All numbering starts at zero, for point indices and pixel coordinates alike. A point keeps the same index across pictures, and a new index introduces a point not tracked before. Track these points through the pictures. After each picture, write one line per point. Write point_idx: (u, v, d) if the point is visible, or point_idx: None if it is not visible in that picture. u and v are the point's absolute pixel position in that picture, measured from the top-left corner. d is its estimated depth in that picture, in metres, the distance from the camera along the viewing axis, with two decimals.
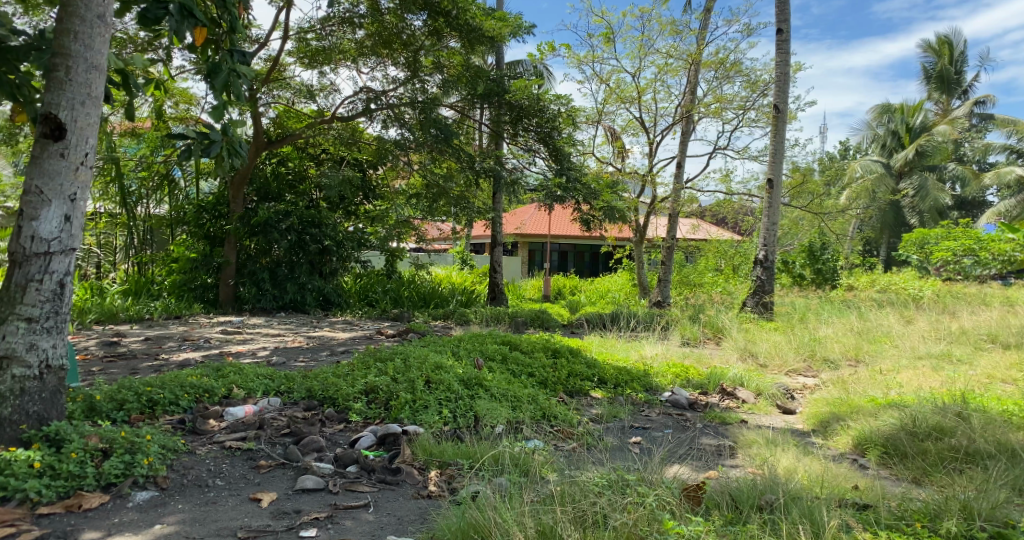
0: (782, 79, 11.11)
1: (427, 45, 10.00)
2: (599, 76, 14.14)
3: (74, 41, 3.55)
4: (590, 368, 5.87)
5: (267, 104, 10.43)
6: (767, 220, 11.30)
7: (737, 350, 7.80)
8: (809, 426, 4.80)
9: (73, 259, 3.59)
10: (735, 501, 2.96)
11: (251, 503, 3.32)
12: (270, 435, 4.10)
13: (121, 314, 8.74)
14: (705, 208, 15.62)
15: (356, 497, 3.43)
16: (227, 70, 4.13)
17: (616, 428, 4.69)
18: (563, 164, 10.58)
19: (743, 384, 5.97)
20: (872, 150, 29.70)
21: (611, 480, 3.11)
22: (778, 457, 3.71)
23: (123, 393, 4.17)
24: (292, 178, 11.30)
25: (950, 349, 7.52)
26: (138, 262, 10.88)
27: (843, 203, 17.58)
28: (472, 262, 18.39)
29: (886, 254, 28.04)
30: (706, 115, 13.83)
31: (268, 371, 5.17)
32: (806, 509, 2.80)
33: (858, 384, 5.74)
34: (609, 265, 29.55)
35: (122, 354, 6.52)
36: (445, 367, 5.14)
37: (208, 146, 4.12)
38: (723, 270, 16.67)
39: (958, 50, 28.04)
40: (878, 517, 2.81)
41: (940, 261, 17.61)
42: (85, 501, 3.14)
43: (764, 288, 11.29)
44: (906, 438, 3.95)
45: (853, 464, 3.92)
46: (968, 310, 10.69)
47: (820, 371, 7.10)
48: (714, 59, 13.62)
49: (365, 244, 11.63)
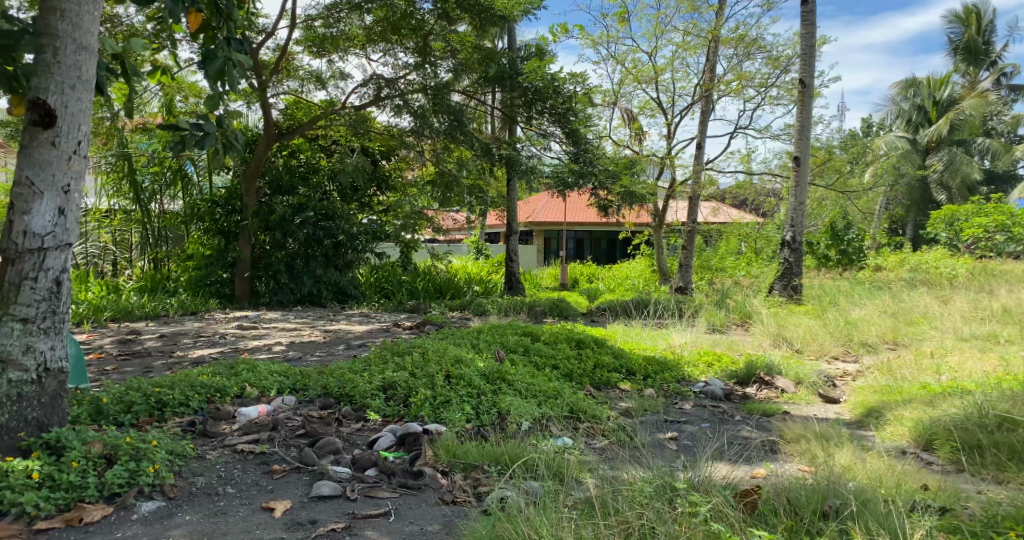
0: (809, 53, 10.63)
1: (437, 30, 9.64)
2: (615, 58, 13.79)
3: (60, 19, 3.29)
4: (617, 359, 5.58)
5: (276, 95, 10.19)
6: (794, 201, 10.87)
7: (769, 335, 7.42)
8: (857, 417, 4.49)
9: (69, 256, 3.35)
10: (795, 506, 2.69)
11: (264, 513, 3.08)
12: (284, 437, 3.85)
13: (136, 312, 8.59)
14: (726, 190, 15.25)
15: (376, 504, 3.17)
16: (222, 57, 3.86)
17: (651, 422, 4.41)
18: (580, 147, 10.10)
19: (780, 372, 5.65)
20: (896, 126, 28.88)
21: (657, 485, 2.83)
22: (834, 453, 3.42)
23: (131, 395, 3.96)
24: (304, 170, 10.94)
25: (995, 329, 7.13)
26: (153, 259, 10.77)
27: (869, 181, 17.04)
28: (488, 252, 18.33)
29: (913, 233, 27.39)
30: (726, 94, 13.43)
31: (282, 368, 4.94)
32: (879, 517, 2.55)
33: (904, 370, 5.39)
34: (627, 252, 29.28)
35: (137, 352, 6.35)
36: (466, 361, 4.87)
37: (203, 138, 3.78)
38: (745, 253, 16.25)
39: (986, 19, 27.10)
40: (960, 524, 2.55)
41: (970, 239, 17.03)
42: (85, 515, 2.91)
43: (792, 270, 10.88)
44: (972, 430, 3.66)
45: (918, 459, 3.61)
46: (1005, 288, 10.28)
47: (860, 356, 6.75)
48: (734, 35, 13.19)
49: (380, 236, 11.34)
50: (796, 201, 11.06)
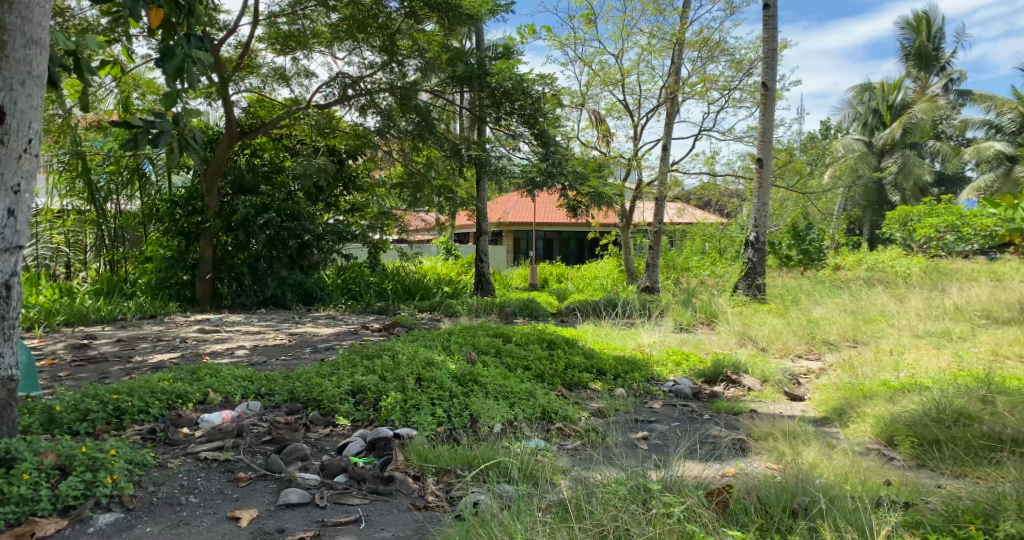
0: (770, 57, 10.80)
1: (404, 29, 9.54)
2: (582, 59, 13.85)
3: (9, 12, 3.14)
4: (588, 360, 5.59)
5: (238, 93, 9.97)
6: (758, 202, 11.06)
7: (735, 334, 7.53)
8: (822, 414, 4.58)
9: (20, 258, 3.21)
10: (765, 505, 2.73)
11: (229, 522, 2.99)
12: (250, 444, 3.76)
13: (91, 316, 8.32)
14: (691, 191, 15.45)
15: (346, 511, 3.11)
16: (181, 54, 3.74)
17: (622, 422, 4.42)
18: (549, 148, 10.11)
19: (746, 371, 5.73)
20: (853, 129, 29.63)
21: (629, 486, 2.83)
22: (801, 450, 3.47)
23: (87, 402, 3.82)
24: (267, 169, 10.75)
25: (948, 326, 7.36)
26: (109, 261, 10.44)
27: (827, 182, 17.45)
28: (456, 253, 18.27)
29: (869, 233, 28.16)
30: (691, 96, 13.59)
31: (247, 373, 4.83)
32: (846, 513, 2.59)
33: (865, 367, 5.52)
34: (596, 252, 29.47)
35: (92, 358, 6.13)
36: (437, 363, 4.82)
37: (158, 136, 3.66)
38: (710, 253, 16.51)
39: (936, 26, 27.98)
40: (923, 519, 2.61)
41: (923, 238, 17.57)
42: (38, 529, 2.79)
43: (756, 270, 11.06)
44: (931, 425, 3.76)
45: (880, 455, 3.70)
46: (956, 286, 10.63)
47: (822, 354, 6.89)
48: (698, 38, 13.36)
49: (347, 237, 11.18)
50: (759, 203, 11.24)
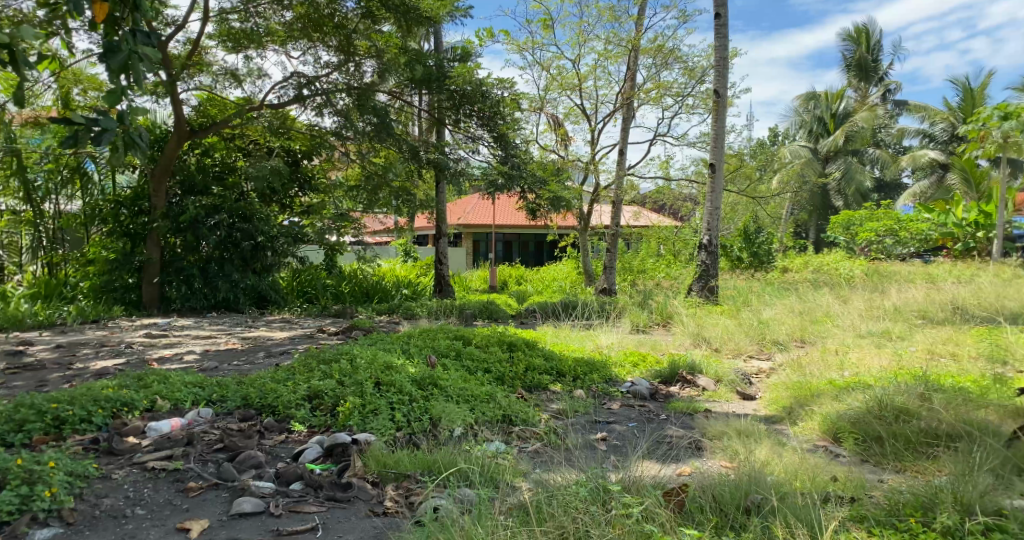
0: (721, 65, 11.05)
1: (360, 29, 9.33)
2: (540, 63, 13.90)
3: None
4: (547, 362, 5.61)
5: (188, 91, 9.69)
6: (710, 206, 11.29)
7: (689, 335, 7.67)
8: (773, 412, 4.70)
9: None
10: (720, 503, 2.78)
11: (179, 535, 2.90)
12: (201, 452, 3.65)
13: (28, 321, 7.97)
14: (646, 195, 15.67)
15: (302, 519, 3.05)
16: (127, 50, 3.62)
17: (582, 424, 4.45)
18: (507, 151, 10.12)
19: (701, 371, 5.83)
20: (800, 136, 30.53)
21: (588, 487, 2.85)
22: (754, 449, 3.55)
23: (23, 412, 3.66)
24: (218, 170, 10.50)
25: (889, 326, 7.64)
26: (48, 263, 10.02)
27: (776, 187, 17.92)
28: (414, 255, 18.13)
29: (816, 236, 29.03)
30: (646, 102, 13.78)
31: (197, 378, 4.69)
32: (797, 510, 2.66)
33: (813, 366, 5.68)
34: (554, 254, 29.64)
35: (30, 365, 5.86)
36: (396, 367, 4.77)
37: (101, 134, 3.53)
38: (664, 256, 16.77)
39: (876, 38, 29.07)
40: (868, 512, 2.71)
41: (865, 242, 18.22)
42: None
43: (709, 272, 11.28)
44: (875, 422, 3.89)
45: (828, 452, 3.81)
46: (896, 288, 11.05)
47: (772, 354, 7.07)
48: (653, 45, 13.57)
49: (302, 238, 10.98)
50: (711, 207, 11.47)
